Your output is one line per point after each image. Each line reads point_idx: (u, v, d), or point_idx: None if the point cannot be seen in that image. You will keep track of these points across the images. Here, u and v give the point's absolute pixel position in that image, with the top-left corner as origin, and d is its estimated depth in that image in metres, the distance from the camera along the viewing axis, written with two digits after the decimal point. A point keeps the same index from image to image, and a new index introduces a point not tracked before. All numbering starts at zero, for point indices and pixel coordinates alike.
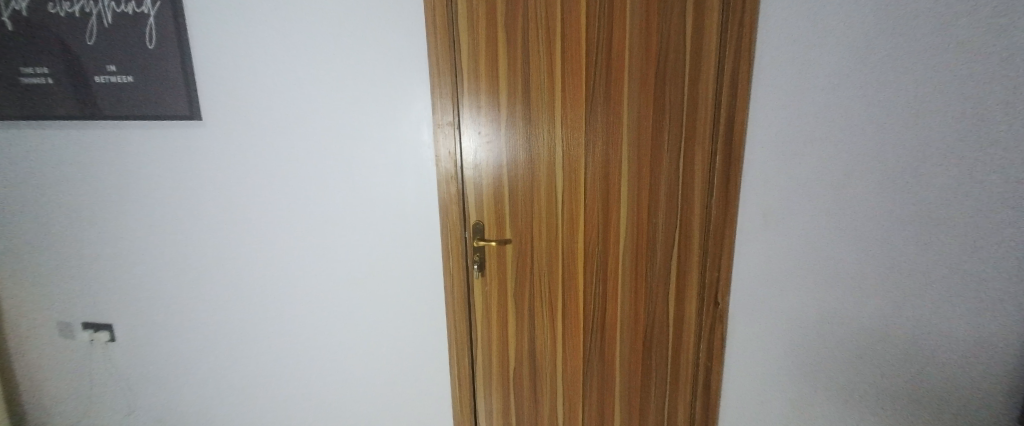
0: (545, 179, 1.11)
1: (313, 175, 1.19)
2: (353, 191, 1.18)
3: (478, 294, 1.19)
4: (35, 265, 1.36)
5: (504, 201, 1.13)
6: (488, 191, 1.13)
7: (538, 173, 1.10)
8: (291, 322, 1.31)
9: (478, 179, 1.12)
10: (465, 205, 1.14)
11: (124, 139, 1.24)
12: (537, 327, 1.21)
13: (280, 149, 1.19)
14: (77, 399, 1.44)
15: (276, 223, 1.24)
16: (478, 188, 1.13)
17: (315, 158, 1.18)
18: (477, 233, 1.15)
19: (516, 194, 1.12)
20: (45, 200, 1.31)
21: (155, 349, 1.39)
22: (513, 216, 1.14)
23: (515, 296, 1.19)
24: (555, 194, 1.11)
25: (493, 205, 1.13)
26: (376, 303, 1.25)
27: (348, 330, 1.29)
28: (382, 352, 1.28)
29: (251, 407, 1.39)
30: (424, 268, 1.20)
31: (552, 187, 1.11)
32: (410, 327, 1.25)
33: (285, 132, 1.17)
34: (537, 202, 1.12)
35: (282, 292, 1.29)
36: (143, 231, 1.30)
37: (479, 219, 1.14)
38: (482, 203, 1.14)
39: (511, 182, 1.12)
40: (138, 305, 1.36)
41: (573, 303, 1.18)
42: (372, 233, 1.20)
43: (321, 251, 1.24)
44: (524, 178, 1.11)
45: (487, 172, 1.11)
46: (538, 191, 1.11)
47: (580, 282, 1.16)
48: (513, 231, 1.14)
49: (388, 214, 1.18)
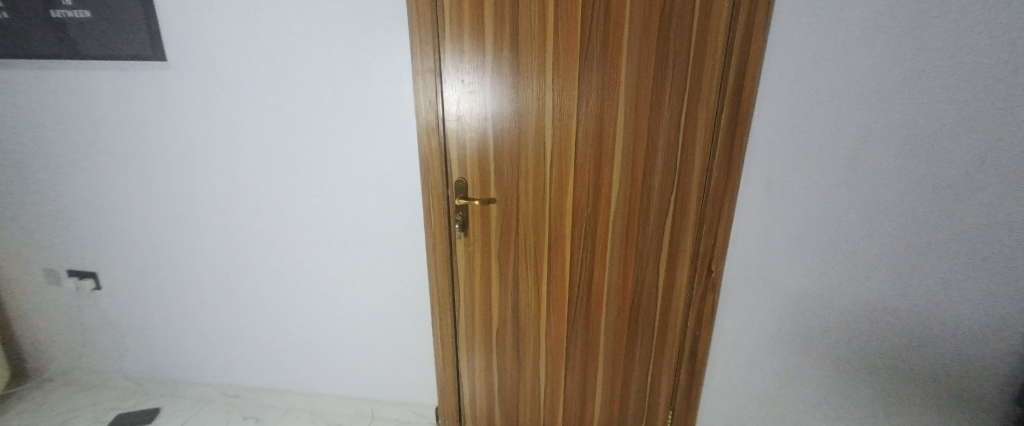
0: (532, 137, 1.02)
1: (290, 127, 1.12)
2: (333, 146, 1.12)
3: (461, 256, 1.15)
4: (13, 211, 1.34)
5: (489, 159, 1.05)
6: (471, 149, 1.05)
7: (525, 130, 1.02)
8: (275, 275, 1.29)
9: (461, 136, 1.04)
10: (446, 162, 1.06)
11: (89, 81, 1.17)
12: (521, 289, 1.17)
13: (252, 99, 1.11)
14: (71, 345, 1.47)
15: (254, 175, 1.19)
16: (461, 145, 1.05)
17: (291, 110, 1.10)
18: (459, 193, 1.08)
19: (500, 152, 1.04)
20: (16, 145, 1.26)
21: (141, 297, 1.39)
22: (497, 176, 1.06)
23: (499, 260, 1.14)
24: (543, 153, 1.03)
25: (476, 162, 1.06)
26: (359, 260, 1.22)
27: (332, 284, 1.27)
28: (366, 306, 1.28)
29: (239, 355, 1.41)
30: (407, 226, 1.16)
31: (540, 147, 1.03)
32: (393, 288, 1.24)
33: (258, 80, 1.09)
34: (524, 162, 1.04)
35: (266, 246, 1.26)
36: (118, 179, 1.25)
37: (462, 179, 1.07)
38: (465, 161, 1.06)
39: (496, 139, 1.03)
40: (121, 255, 1.34)
41: (559, 266, 1.13)
42: (353, 192, 1.15)
43: (303, 208, 1.20)
44: (510, 135, 1.02)
45: (470, 126, 1.03)
46: (525, 150, 1.03)
47: (568, 249, 1.11)
48: (497, 192, 1.08)
49: (370, 172, 1.12)
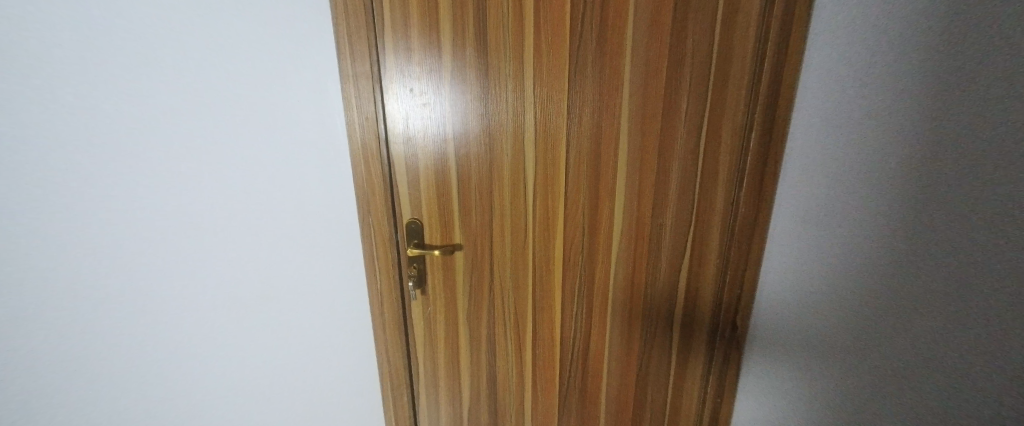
0: (508, 165, 0.76)
1: (142, 153, 0.74)
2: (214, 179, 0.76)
3: (417, 319, 0.87)
4: None
5: (450, 194, 0.78)
6: (426, 179, 0.78)
7: (498, 154, 0.76)
8: (123, 375, 0.86)
9: (411, 163, 0.76)
10: (392, 199, 0.78)
11: None
12: (499, 358, 0.91)
13: (76, 112, 0.71)
14: None
15: (77, 231, 0.76)
16: (412, 175, 0.77)
17: (145, 127, 0.73)
18: (412, 239, 0.81)
19: (466, 185, 0.78)
20: None
21: None
22: (462, 215, 0.80)
23: (468, 322, 0.87)
24: (523, 185, 0.77)
25: (434, 199, 0.79)
26: (271, 337, 0.88)
27: (227, 375, 0.90)
28: (282, 398, 0.92)
29: None
30: (340, 286, 0.84)
31: (519, 177, 0.77)
32: (322, 367, 0.91)
33: (86, 83, 0.70)
34: (497, 197, 0.78)
35: (103, 335, 0.83)
36: None
37: (416, 220, 0.80)
38: (418, 197, 0.79)
39: (459, 167, 0.77)
40: None
41: (547, 328, 0.88)
42: (254, 242, 0.81)
43: (168, 274, 0.81)
44: (479, 161, 0.76)
45: (422, 150, 0.76)
46: (499, 181, 0.77)
47: (556, 306, 0.86)
48: (463, 236, 0.81)
49: (280, 214, 0.79)
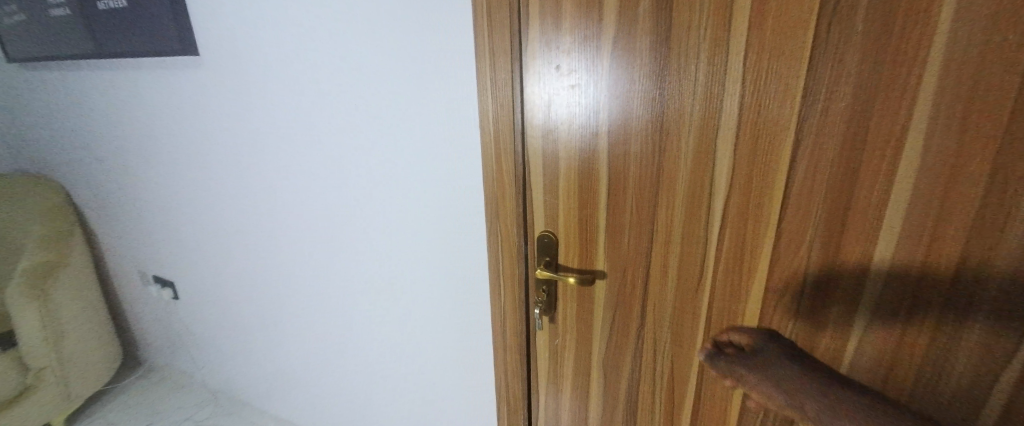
0: (687, 178, 0.51)
1: (318, 139, 0.81)
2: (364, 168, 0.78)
3: (542, 350, 0.72)
4: (113, 215, 1.32)
5: (599, 208, 0.58)
6: (567, 187, 0.59)
7: (671, 161, 0.51)
8: (319, 318, 1.05)
9: (549, 164, 0.59)
10: (525, 206, 0.63)
11: (142, 82, 1.01)
12: (642, 425, 0.67)
13: (281, 100, 0.82)
14: (164, 344, 1.46)
15: (291, 198, 0.92)
16: (549, 179, 0.60)
17: (320, 118, 0.78)
18: (543, 255, 0.65)
19: (619, 199, 0.56)
20: (103, 151, 1.21)
21: (212, 314, 1.29)
22: (610, 238, 0.59)
23: (603, 371, 0.67)
24: (709, 208, 0.51)
25: (575, 212, 0.60)
26: (409, 322, 0.89)
27: (379, 344, 0.97)
28: (416, 382, 0.94)
29: (293, 393, 1.23)
30: (467, 292, 0.76)
31: (703, 195, 0.51)
32: (447, 366, 0.87)
33: (282, 78, 0.79)
34: (663, 220, 0.55)
35: (308, 284, 1.01)
36: (181, 191, 1.12)
37: (548, 233, 0.63)
38: (556, 207, 0.61)
39: (613, 175, 0.55)
40: (194, 269, 1.25)
41: (717, 408, 0.60)
42: (394, 231, 0.80)
43: (337, 250, 0.91)
44: (642, 169, 0.53)
45: (566, 149, 0.57)
46: (669, 199, 0.53)
47: (737, 387, 0.57)
48: (609, 264, 0.61)
49: (414, 209, 0.76)
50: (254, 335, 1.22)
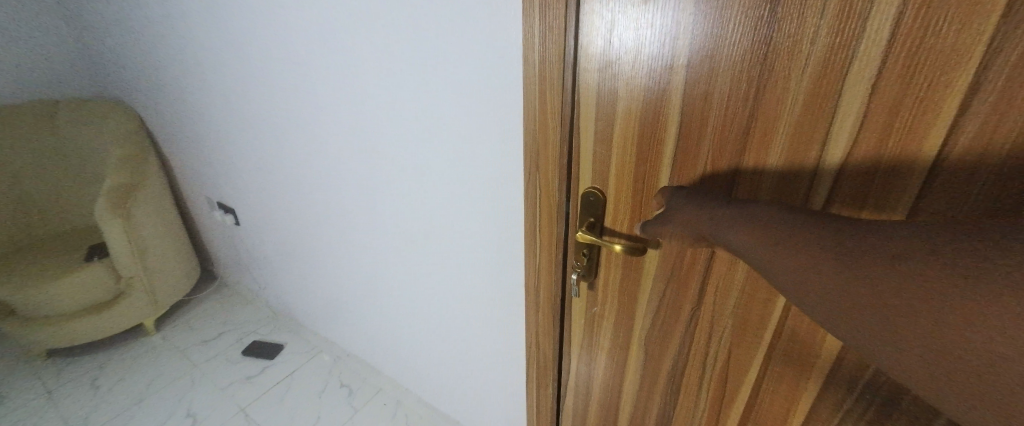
0: (789, 137, 0.37)
1: (361, 70, 0.77)
2: (405, 104, 0.74)
3: (577, 317, 0.65)
4: (184, 143, 1.41)
5: (660, 168, 0.46)
6: (624, 137, 0.47)
7: (770, 112, 0.38)
8: (366, 253, 1.07)
9: (605, 106, 0.47)
10: (570, 157, 0.53)
11: (198, 7, 1.01)
12: (680, 411, 0.60)
13: (324, 25, 0.77)
14: (231, 265, 1.59)
15: (339, 132, 0.91)
16: (603, 125, 0.48)
17: (363, 46, 0.73)
18: (587, 216, 0.55)
19: (690, 159, 0.44)
20: (174, 80, 1.26)
21: (270, 242, 1.37)
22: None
23: (644, 349, 0.60)
24: (815, 181, 0.37)
25: (630, 171, 0.49)
26: (449, 266, 0.88)
27: (421, 284, 0.98)
28: (456, 322, 0.96)
29: (342, 321, 1.31)
30: (509, 240, 0.73)
31: (811, 161, 0.37)
32: (487, 310, 0.86)
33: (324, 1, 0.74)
34: (746, 191, 0.42)
35: (356, 219, 1.03)
36: (240, 121, 1.15)
37: (595, 190, 0.52)
38: (608, 161, 0.50)
39: (685, 127, 0.42)
40: (253, 199, 1.31)
41: (777, 414, 0.50)
42: (436, 173, 0.77)
43: (382, 188, 0.90)
44: (726, 122, 0.40)
45: (628, 87, 0.45)
46: (759, 165, 0.40)
47: (809, 395, 0.46)
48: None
49: (456, 149, 0.71)
50: (307, 264, 1.29)
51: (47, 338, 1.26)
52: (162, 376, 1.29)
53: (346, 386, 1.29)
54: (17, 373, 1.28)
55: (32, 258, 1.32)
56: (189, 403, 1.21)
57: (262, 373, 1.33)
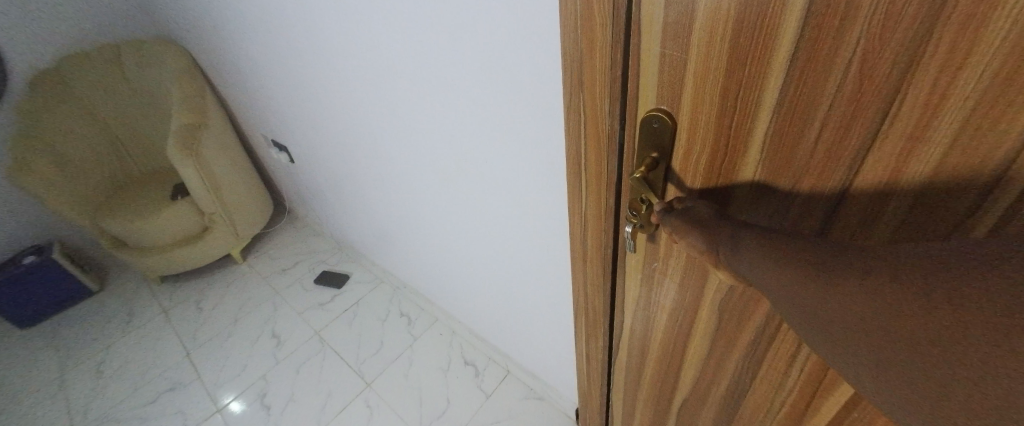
0: (985, 87, 0.19)
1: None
2: (423, 11, 0.60)
3: (632, 269, 0.53)
4: (234, 82, 1.41)
5: (758, 106, 0.28)
6: (711, 36, 0.27)
7: (961, 34, 0.18)
8: (410, 188, 1.03)
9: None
10: (624, 63, 0.34)
11: None
12: (755, 394, 0.49)
13: None
14: (297, 200, 1.67)
15: (364, 57, 0.81)
16: (676, 12, 0.28)
17: None
18: (647, 150, 0.37)
19: (807, 103, 0.25)
20: (210, 13, 1.22)
21: (324, 178, 1.38)
22: (764, 171, 0.30)
23: (718, 316, 0.47)
24: (1004, 174, 0.20)
25: (714, 103, 0.30)
26: (492, 203, 0.80)
27: (465, 221, 0.93)
28: (502, 260, 0.90)
29: (396, 254, 1.33)
30: (554, 175, 0.62)
31: (1006, 140, 0.19)
32: (533, 250, 0.79)
33: None
34: (882, 165, 0.24)
35: (396, 152, 0.97)
36: (275, 53, 1.10)
37: (659, 114, 0.34)
38: (683, 74, 0.30)
39: (807, 41, 0.23)
40: (302, 135, 1.31)
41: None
42: (467, 99, 0.65)
43: (416, 117, 0.82)
44: (878, 41, 0.21)
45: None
46: (915, 127, 0.22)
47: None
48: (751, 206, 0.33)
49: (484, 69, 0.58)
50: (360, 200, 1.30)
51: (156, 265, 1.46)
52: (252, 300, 1.46)
53: (405, 316, 1.34)
54: (145, 294, 1.52)
55: (133, 197, 1.48)
56: (274, 324, 1.36)
57: (332, 301, 1.42)
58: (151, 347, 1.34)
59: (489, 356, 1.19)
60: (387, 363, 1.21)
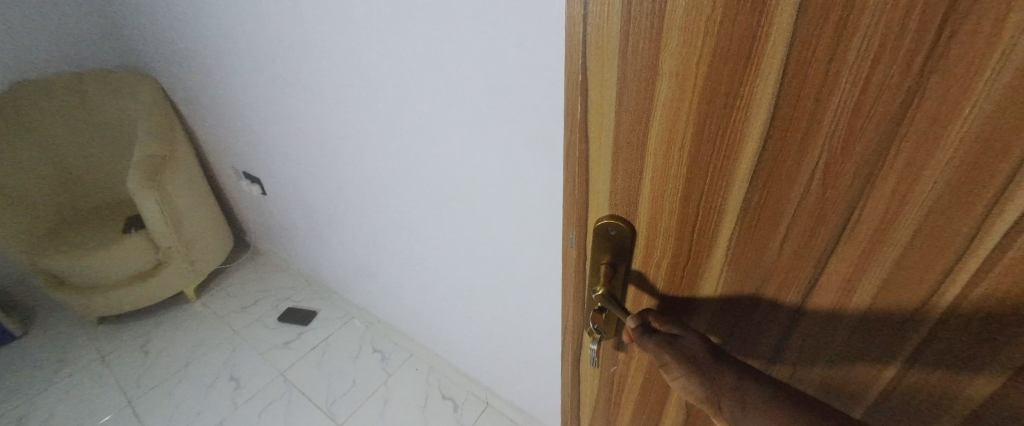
0: (939, 188, 0.21)
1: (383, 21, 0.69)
2: (431, 55, 0.66)
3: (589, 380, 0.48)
4: (210, 114, 1.39)
5: (724, 209, 0.29)
6: (670, 144, 0.28)
7: (915, 146, 0.21)
8: (393, 221, 1.05)
9: (637, 90, 0.28)
10: (576, 170, 0.34)
11: None
12: None
13: None
14: (266, 235, 1.61)
15: (361, 95, 0.86)
16: (627, 127, 0.30)
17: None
18: (601, 256, 0.37)
19: (772, 207, 0.27)
20: (195, 48, 1.23)
21: (299, 211, 1.36)
22: (731, 268, 0.31)
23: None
24: (952, 269, 0.22)
25: (670, 208, 0.31)
26: (483, 230, 0.83)
27: (451, 252, 0.95)
28: (488, 289, 0.93)
29: (372, 288, 1.30)
30: (549, 199, 0.68)
31: (959, 233, 0.21)
32: (522, 276, 0.83)
33: None
34: (847, 260, 0.26)
35: (382, 184, 1.00)
36: (262, 87, 1.12)
37: (613, 222, 0.34)
38: (644, 179, 0.31)
39: (769, 153, 0.25)
40: (280, 168, 1.29)
41: None
42: (468, 132, 0.71)
43: (411, 151, 0.86)
44: (842, 149, 0.23)
45: (684, 59, 0.25)
46: (874, 226, 0.24)
47: None
48: (721, 302, 0.34)
49: (489, 105, 0.64)
50: (337, 233, 1.28)
51: (100, 304, 1.33)
52: (209, 340, 1.35)
53: (379, 352, 1.30)
54: (80, 339, 1.37)
55: (77, 231, 1.37)
56: (232, 366, 1.26)
57: (299, 339, 1.35)
58: (85, 397, 1.19)
59: (469, 391, 1.17)
60: (361, 403, 1.15)
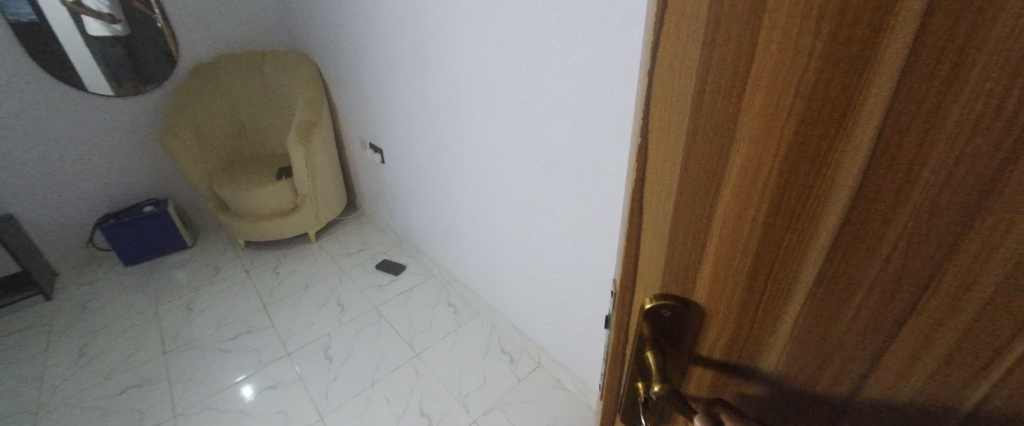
0: None
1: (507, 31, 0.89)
2: (541, 62, 0.84)
3: None
4: (347, 93, 1.72)
5: (794, 290, 0.23)
6: (735, 210, 0.23)
7: None
8: (482, 196, 1.24)
9: (692, 143, 0.23)
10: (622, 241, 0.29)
11: None
12: None
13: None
14: (372, 197, 1.93)
15: (474, 91, 1.07)
16: (680, 188, 0.24)
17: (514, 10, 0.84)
18: (642, 338, 0.30)
19: (854, 295, 0.21)
20: (347, 40, 1.54)
21: (403, 180, 1.63)
22: (797, 356, 0.25)
23: None
24: None
25: (737, 287, 0.25)
26: (557, 210, 0.99)
27: (527, 227, 1.12)
28: (554, 264, 1.08)
29: (453, 252, 1.53)
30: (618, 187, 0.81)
31: None
32: (584, 254, 0.97)
33: None
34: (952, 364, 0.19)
35: (476, 164, 1.19)
36: (393, 76, 1.38)
37: (665, 303, 0.28)
38: (699, 247, 0.25)
39: (855, 229, 0.20)
40: (394, 143, 1.57)
41: None
42: (559, 125, 0.87)
43: (507, 138, 1.04)
44: (959, 222, 0.17)
45: (751, 109, 0.20)
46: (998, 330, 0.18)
47: None
48: (785, 392, 0.27)
49: (583, 105, 0.81)
50: (431, 202, 1.52)
51: (247, 231, 1.72)
52: (320, 274, 1.68)
53: (452, 306, 1.52)
54: (231, 256, 1.78)
55: (241, 173, 1.77)
56: (339, 295, 1.57)
57: (389, 284, 1.63)
58: (230, 297, 1.57)
59: (525, 350, 1.34)
60: (434, 341, 1.38)
